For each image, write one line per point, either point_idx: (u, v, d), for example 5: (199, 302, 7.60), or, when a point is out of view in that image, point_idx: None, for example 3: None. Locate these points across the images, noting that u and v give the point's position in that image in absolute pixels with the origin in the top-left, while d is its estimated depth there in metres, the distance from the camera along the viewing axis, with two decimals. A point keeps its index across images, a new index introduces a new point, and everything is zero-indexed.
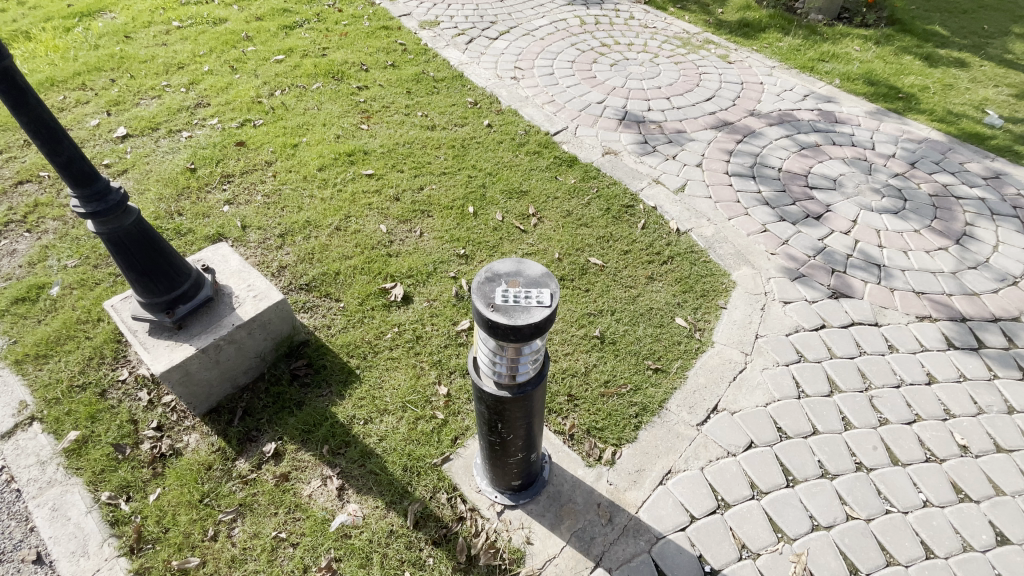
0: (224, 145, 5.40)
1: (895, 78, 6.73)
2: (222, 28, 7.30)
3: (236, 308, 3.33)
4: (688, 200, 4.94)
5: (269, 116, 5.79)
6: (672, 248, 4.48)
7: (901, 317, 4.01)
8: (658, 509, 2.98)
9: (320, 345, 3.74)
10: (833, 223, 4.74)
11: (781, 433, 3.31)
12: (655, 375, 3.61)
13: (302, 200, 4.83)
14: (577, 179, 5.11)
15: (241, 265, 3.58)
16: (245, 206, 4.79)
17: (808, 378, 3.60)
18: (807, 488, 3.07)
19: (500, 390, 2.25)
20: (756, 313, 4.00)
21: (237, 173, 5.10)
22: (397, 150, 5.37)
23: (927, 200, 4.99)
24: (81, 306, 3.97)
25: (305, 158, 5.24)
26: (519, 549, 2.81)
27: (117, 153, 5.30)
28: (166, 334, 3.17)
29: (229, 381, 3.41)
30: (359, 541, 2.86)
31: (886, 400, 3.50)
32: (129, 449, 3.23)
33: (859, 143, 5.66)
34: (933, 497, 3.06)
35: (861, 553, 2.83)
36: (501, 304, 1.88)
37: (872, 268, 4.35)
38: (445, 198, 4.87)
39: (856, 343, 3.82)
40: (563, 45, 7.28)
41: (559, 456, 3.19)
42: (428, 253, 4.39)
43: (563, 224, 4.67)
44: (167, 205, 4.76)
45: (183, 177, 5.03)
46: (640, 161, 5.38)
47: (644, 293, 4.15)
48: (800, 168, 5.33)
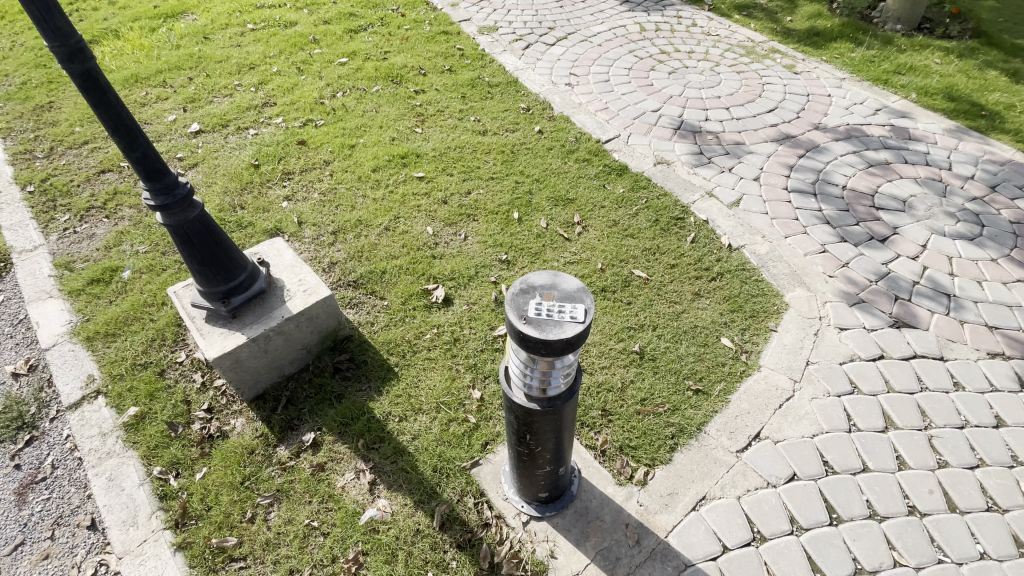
0: (287, 143, 5.65)
1: (978, 93, 6.27)
2: (291, 31, 7.66)
3: (287, 301, 3.47)
4: (742, 215, 4.77)
5: (330, 117, 6.01)
6: (722, 265, 4.33)
7: (970, 352, 3.71)
8: (688, 535, 2.89)
9: (362, 341, 3.85)
10: (899, 246, 4.46)
11: (827, 467, 3.14)
12: (695, 397, 3.50)
13: (355, 199, 5.00)
14: (626, 189, 5.03)
15: (294, 260, 3.73)
16: (302, 203, 5.00)
17: (860, 411, 3.39)
18: (852, 529, 2.90)
19: (530, 402, 2.24)
20: (808, 338, 3.81)
21: (297, 171, 5.33)
22: (448, 154, 5.46)
23: (1008, 227, 4.61)
24: (149, 290, 4.26)
25: (361, 159, 5.41)
26: (542, 562, 2.80)
27: (189, 148, 5.65)
28: (221, 322, 3.35)
29: (276, 370, 3.56)
30: (386, 537, 2.92)
31: (948, 441, 3.25)
32: (181, 428, 3.43)
33: (933, 163, 5.29)
34: (993, 550, 2.81)
35: None
36: (534, 317, 1.87)
37: (940, 298, 4.06)
38: (491, 203, 4.90)
39: (917, 377, 3.57)
40: (621, 52, 7.19)
41: (590, 472, 3.15)
42: (472, 257, 4.43)
43: (608, 234, 4.61)
44: (231, 199, 5.03)
45: (247, 172, 5.30)
46: (693, 172, 5.24)
47: (689, 310, 4.03)
48: (867, 187, 5.03)
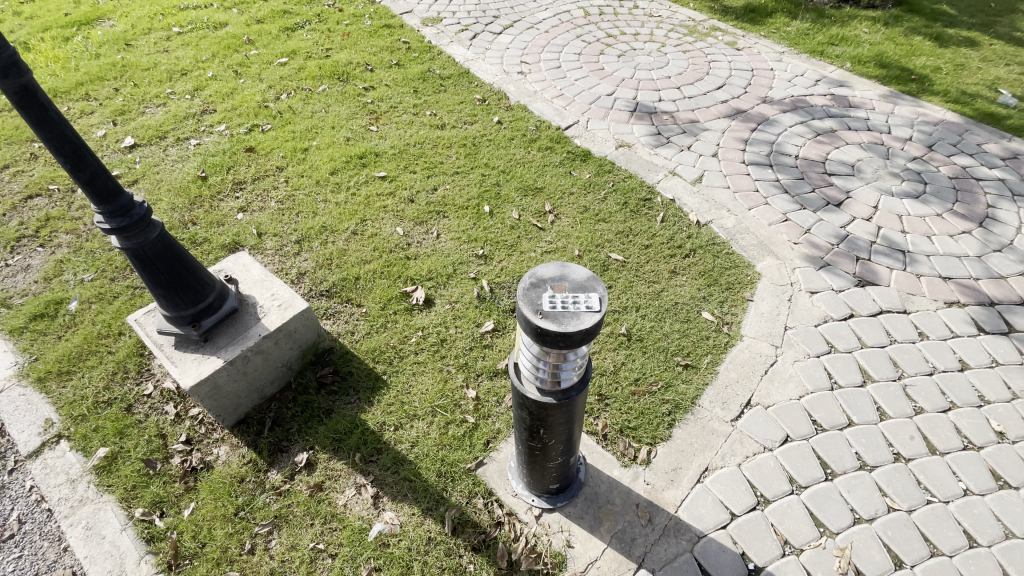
0: (234, 151, 5.34)
1: (906, 59, 6.65)
2: (222, 33, 7.23)
3: (262, 318, 3.29)
4: (706, 191, 4.89)
5: (277, 121, 5.72)
6: (693, 241, 4.43)
7: (929, 303, 3.96)
8: (697, 507, 2.95)
9: (345, 352, 3.71)
10: (854, 209, 4.68)
11: (816, 425, 3.28)
12: (685, 372, 3.58)
13: (316, 205, 4.78)
14: (592, 174, 5.05)
15: (263, 274, 3.53)
16: (259, 213, 4.74)
17: (840, 369, 3.56)
18: (846, 481, 3.04)
19: (544, 396, 2.21)
20: (783, 305, 3.95)
21: (249, 180, 5.05)
22: (408, 151, 5.31)
23: (947, 183, 4.93)
24: (102, 320, 3.94)
25: (316, 162, 5.18)
26: (560, 553, 2.79)
27: (126, 164, 5.25)
28: (193, 347, 3.14)
29: (257, 392, 3.38)
30: (398, 549, 2.84)
31: (920, 389, 3.46)
32: (160, 464, 3.20)
33: (874, 127, 5.59)
34: (972, 485, 3.03)
35: (904, 545, 2.81)
36: (550, 311, 1.84)
37: (896, 254, 4.30)
38: (460, 198, 4.81)
39: (886, 331, 3.77)
40: (568, 37, 7.19)
41: (595, 457, 3.17)
42: (447, 255, 4.34)
43: (580, 220, 4.61)
44: (181, 215, 4.71)
45: (194, 185, 4.98)
46: (655, 153, 5.32)
47: (668, 288, 4.10)
48: (818, 155, 5.26)
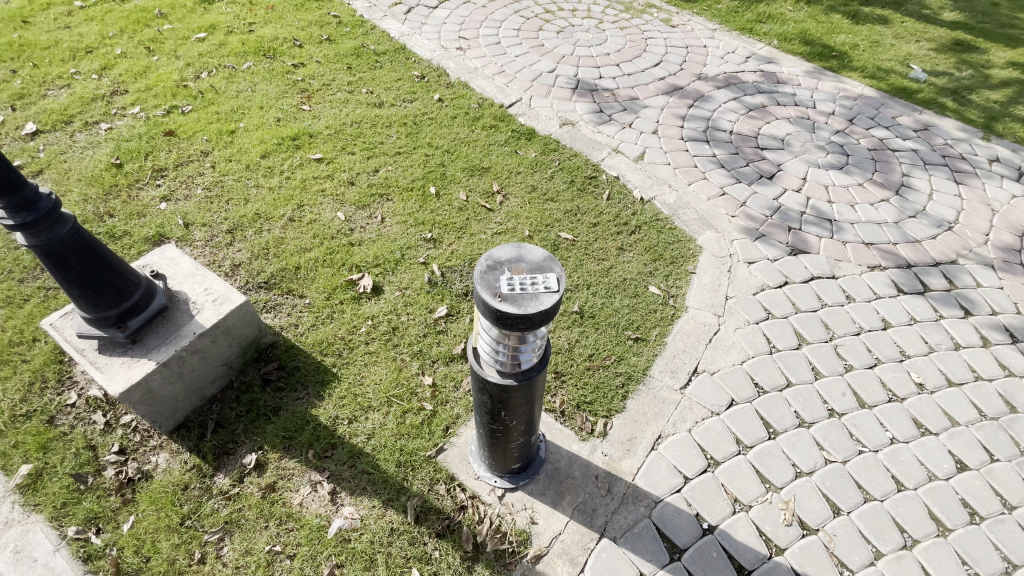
0: (151, 135, 4.92)
1: (827, 36, 6.99)
2: (130, 5, 6.58)
3: (196, 315, 3.07)
4: (648, 168, 4.98)
5: (199, 102, 5.30)
6: (639, 217, 4.52)
7: (855, 268, 4.24)
8: (653, 474, 3.06)
9: (290, 346, 3.54)
10: (785, 181, 4.92)
11: (758, 388, 3.46)
12: (636, 345, 3.67)
13: (247, 190, 4.49)
14: (538, 153, 5.02)
15: (194, 268, 3.29)
16: (184, 202, 4.40)
17: (777, 334, 3.76)
18: (788, 439, 3.24)
19: (504, 379, 2.20)
20: (724, 275, 4.11)
21: (171, 166, 4.66)
22: (346, 131, 5.06)
23: (867, 154, 5.26)
24: (11, 327, 3.56)
25: (246, 146, 4.85)
26: (524, 530, 2.83)
27: (26, 152, 4.73)
28: (120, 350, 2.89)
29: (195, 393, 3.17)
30: (361, 543, 2.78)
31: (849, 347, 3.71)
32: (91, 478, 2.96)
33: (801, 103, 5.85)
34: (898, 434, 3.30)
35: (840, 493, 3.03)
36: (508, 293, 1.81)
37: (824, 223, 4.56)
38: (403, 179, 4.66)
39: (818, 296, 4.01)
40: (506, 12, 7.05)
41: (553, 434, 3.20)
42: (394, 240, 4.20)
43: (529, 200, 4.59)
44: (95, 207, 4.30)
45: (109, 174, 4.55)
46: (597, 131, 5.35)
47: (617, 264, 4.17)
48: (750, 130, 5.46)
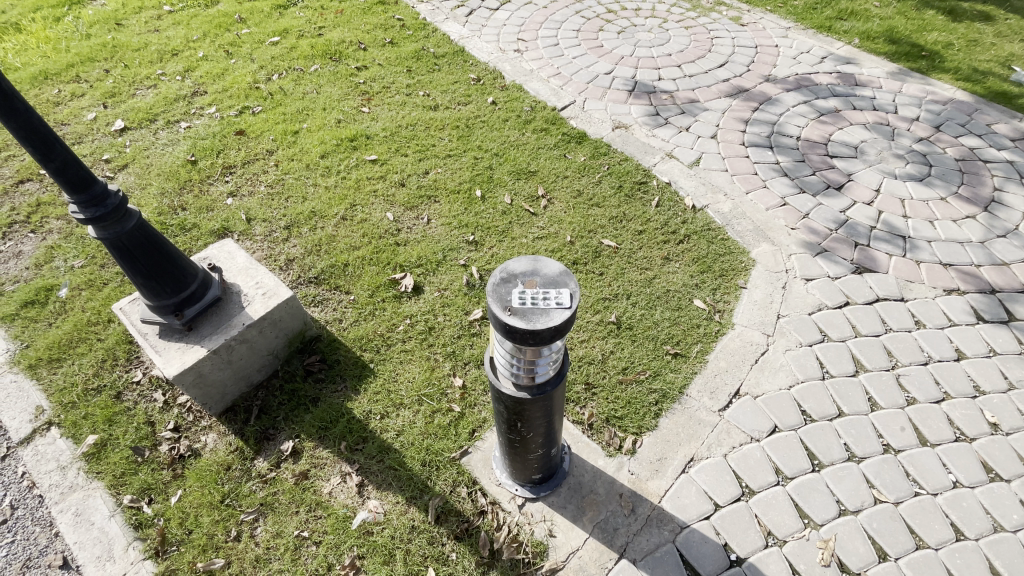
0: (224, 134, 5.28)
1: (917, 34, 6.41)
2: (214, 11, 7.08)
3: (246, 307, 3.26)
4: (703, 174, 4.76)
5: (267, 103, 5.63)
6: (688, 226, 4.34)
7: (928, 291, 3.87)
8: (681, 498, 2.95)
9: (333, 339, 3.67)
10: (855, 193, 4.56)
11: (805, 416, 3.24)
12: (675, 361, 3.53)
13: (305, 189, 4.70)
14: (587, 157, 4.94)
15: (248, 261, 3.49)
16: (248, 197, 4.68)
17: (832, 358, 3.50)
18: (834, 472, 3.02)
19: (519, 391, 2.19)
20: (777, 292, 3.88)
21: (239, 164, 4.98)
22: (400, 133, 5.19)
23: (953, 165, 4.79)
24: (92, 308, 3.95)
25: (306, 146, 5.09)
26: (541, 542, 2.82)
27: (116, 148, 5.22)
28: (177, 336, 3.13)
29: (243, 380, 3.37)
30: (381, 538, 2.86)
31: (914, 378, 3.40)
32: (147, 452, 3.24)
33: (881, 107, 5.40)
34: (963, 477, 2.99)
35: (889, 537, 2.79)
36: (519, 307, 1.80)
37: (897, 240, 4.19)
38: (451, 181, 4.72)
39: (882, 319, 3.70)
40: (567, 13, 6.98)
41: (579, 447, 3.16)
42: (437, 241, 4.26)
43: (574, 205, 4.53)
44: (170, 200, 4.68)
45: (184, 170, 4.94)
46: (652, 134, 5.18)
47: (661, 275, 4.03)
48: (820, 136, 5.10)
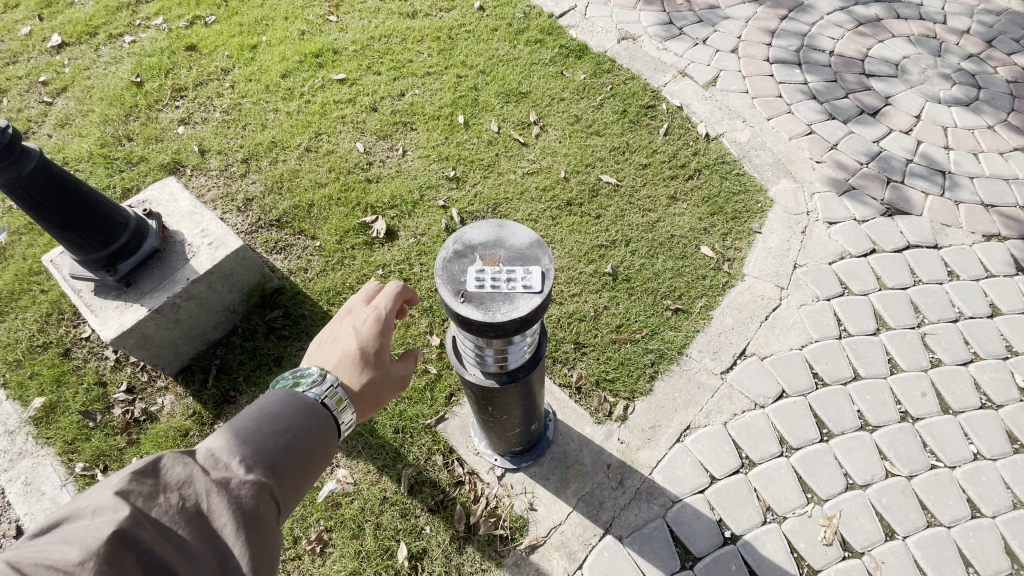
0: (173, 50, 4.63)
1: None
2: None
3: (190, 259, 2.87)
4: (719, 97, 4.15)
5: (222, 11, 4.90)
6: (699, 159, 3.82)
7: (965, 236, 3.43)
8: (674, 470, 2.71)
9: (296, 292, 3.30)
10: (891, 120, 3.97)
11: (817, 380, 2.93)
12: (675, 317, 3.18)
13: (265, 115, 4.14)
14: (587, 75, 4.30)
15: (193, 205, 3.06)
16: (202, 126, 4.14)
17: (851, 314, 3.13)
18: (843, 443, 2.75)
19: (487, 379, 1.88)
20: (795, 238, 3.44)
21: (191, 86, 4.39)
22: (373, 47, 4.52)
23: (1006, 87, 4.15)
24: (32, 255, 3.57)
25: (266, 63, 4.45)
26: (522, 517, 2.62)
27: (54, 67, 4.60)
28: (114, 293, 2.78)
29: (198, 338, 3.06)
30: (350, 510, 2.67)
31: (941, 338, 3.05)
32: (100, 415, 2.99)
33: (929, 16, 4.64)
34: (985, 449, 2.72)
35: (898, 514, 2.56)
36: (475, 293, 1.47)
37: (935, 176, 3.68)
38: (430, 105, 4.14)
39: (910, 270, 3.29)
40: None
41: (566, 413, 2.89)
42: (413, 177, 3.78)
43: (570, 133, 3.99)
44: (115, 129, 4.15)
45: (129, 94, 4.36)
46: (663, 47, 4.48)
47: (665, 217, 3.58)
48: (856, 51, 4.40)
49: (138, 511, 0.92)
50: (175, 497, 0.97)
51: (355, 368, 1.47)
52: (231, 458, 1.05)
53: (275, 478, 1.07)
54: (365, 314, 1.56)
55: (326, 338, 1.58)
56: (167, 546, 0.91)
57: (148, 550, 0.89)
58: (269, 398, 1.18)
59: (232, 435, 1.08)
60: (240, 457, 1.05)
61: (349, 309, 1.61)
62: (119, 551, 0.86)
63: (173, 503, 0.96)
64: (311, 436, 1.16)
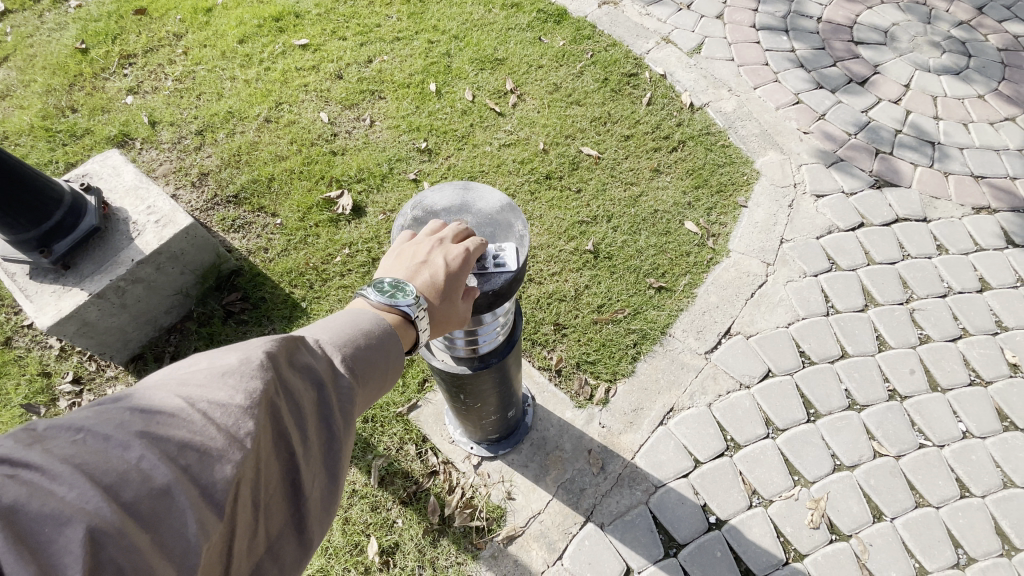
0: (120, 13, 4.28)
1: None
2: None
3: (135, 238, 2.65)
4: (704, 65, 3.96)
5: None
6: (684, 130, 3.65)
7: (955, 209, 3.33)
8: (658, 454, 2.60)
9: (256, 274, 3.08)
10: (880, 89, 3.84)
11: (804, 358, 2.83)
12: (658, 296, 3.04)
13: (222, 83, 3.85)
14: (567, 41, 4.07)
15: (138, 179, 2.82)
16: (153, 95, 3.84)
17: (839, 291, 3.02)
18: (831, 423, 2.66)
19: (457, 365, 1.72)
20: (782, 212, 3.31)
21: (140, 52, 4.06)
22: (337, 10, 4.22)
23: (997, 55, 4.04)
24: None
25: (222, 28, 4.13)
26: (499, 507, 2.49)
27: None
28: (51, 276, 2.55)
29: (149, 324, 2.84)
30: None
31: (930, 314, 2.96)
32: (43, 409, 2.77)
33: None
34: (973, 427, 2.66)
35: (886, 495, 2.49)
36: None
37: (924, 148, 3.57)
38: (400, 73, 3.89)
39: (899, 244, 3.18)
40: None
41: (545, 397, 2.75)
42: (382, 149, 3.55)
43: (548, 103, 3.78)
44: (57, 99, 3.83)
45: (73, 61, 4.02)
46: (646, 13, 4.26)
47: (648, 191, 3.41)
48: (845, 17, 4.24)
49: (277, 377, 0.83)
50: (301, 373, 0.88)
51: (436, 297, 1.22)
52: (343, 354, 0.97)
53: (373, 388, 1.01)
54: (453, 250, 1.28)
55: (407, 249, 1.30)
56: (294, 416, 0.83)
57: (286, 421, 0.81)
58: (363, 319, 1.07)
59: (337, 335, 1.00)
60: (348, 353, 0.98)
61: (442, 238, 1.31)
62: (265, 415, 0.78)
63: (301, 378, 0.87)
64: (398, 358, 1.08)
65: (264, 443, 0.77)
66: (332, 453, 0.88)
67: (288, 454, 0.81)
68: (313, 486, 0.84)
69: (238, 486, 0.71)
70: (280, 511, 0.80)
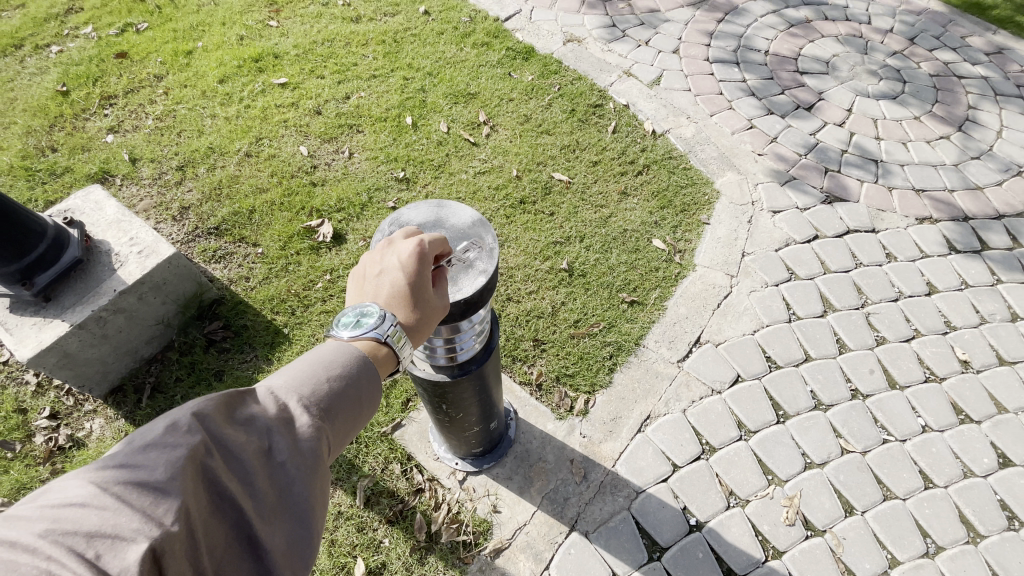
0: (101, 57, 4.39)
1: None
2: None
3: (117, 269, 2.69)
4: (663, 96, 4.24)
5: (154, 17, 4.70)
6: (647, 155, 3.87)
7: (900, 220, 3.59)
8: (637, 461, 2.68)
9: (237, 303, 3.13)
10: (825, 114, 4.15)
11: (770, 363, 2.97)
12: (630, 309, 3.18)
13: (202, 121, 3.96)
14: (535, 76, 4.32)
15: (120, 212, 2.88)
16: (133, 134, 3.92)
17: (799, 298, 3.21)
18: (799, 424, 2.79)
19: (438, 373, 1.80)
20: (742, 227, 3.52)
21: (121, 93, 4.16)
22: (315, 51, 4.41)
23: (928, 81, 4.42)
24: None
25: (202, 68, 4.28)
26: (485, 520, 2.52)
27: None
28: (31, 309, 2.57)
29: (129, 355, 2.84)
30: None
31: (884, 316, 3.16)
32: (19, 445, 2.72)
33: (854, 17, 4.90)
34: (932, 421, 2.82)
35: (856, 490, 2.61)
36: None
37: (869, 165, 3.86)
38: (377, 107, 4.06)
39: (852, 254, 3.40)
40: None
41: (527, 411, 2.83)
42: (361, 179, 3.68)
43: (520, 133, 3.98)
44: (36, 140, 3.88)
45: (52, 102, 4.10)
46: (608, 49, 4.56)
47: (617, 212, 3.59)
48: (790, 50, 4.60)
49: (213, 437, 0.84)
50: (242, 425, 0.89)
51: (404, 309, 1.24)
52: (299, 397, 0.97)
53: (339, 427, 1.00)
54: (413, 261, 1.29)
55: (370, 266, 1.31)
56: (236, 472, 0.83)
57: (225, 477, 0.82)
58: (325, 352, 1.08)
59: (293, 376, 1.00)
60: (300, 397, 0.97)
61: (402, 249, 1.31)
62: (204, 476, 0.80)
63: (242, 431, 0.88)
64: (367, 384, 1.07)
65: (205, 512, 0.78)
66: (288, 500, 0.87)
67: (236, 515, 0.81)
68: (273, 541, 0.82)
69: (163, 558, 0.72)
70: (235, 574, 0.79)
